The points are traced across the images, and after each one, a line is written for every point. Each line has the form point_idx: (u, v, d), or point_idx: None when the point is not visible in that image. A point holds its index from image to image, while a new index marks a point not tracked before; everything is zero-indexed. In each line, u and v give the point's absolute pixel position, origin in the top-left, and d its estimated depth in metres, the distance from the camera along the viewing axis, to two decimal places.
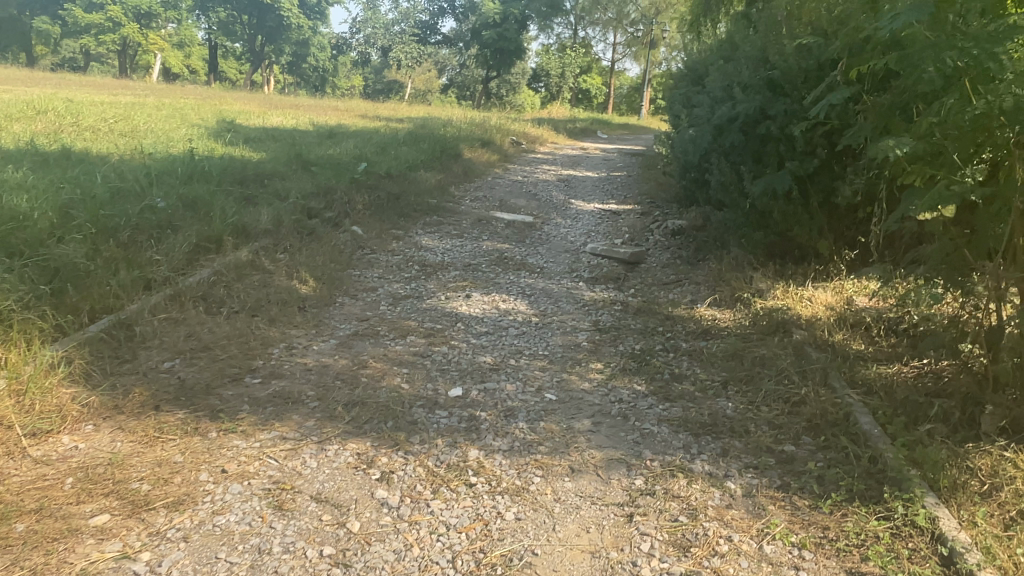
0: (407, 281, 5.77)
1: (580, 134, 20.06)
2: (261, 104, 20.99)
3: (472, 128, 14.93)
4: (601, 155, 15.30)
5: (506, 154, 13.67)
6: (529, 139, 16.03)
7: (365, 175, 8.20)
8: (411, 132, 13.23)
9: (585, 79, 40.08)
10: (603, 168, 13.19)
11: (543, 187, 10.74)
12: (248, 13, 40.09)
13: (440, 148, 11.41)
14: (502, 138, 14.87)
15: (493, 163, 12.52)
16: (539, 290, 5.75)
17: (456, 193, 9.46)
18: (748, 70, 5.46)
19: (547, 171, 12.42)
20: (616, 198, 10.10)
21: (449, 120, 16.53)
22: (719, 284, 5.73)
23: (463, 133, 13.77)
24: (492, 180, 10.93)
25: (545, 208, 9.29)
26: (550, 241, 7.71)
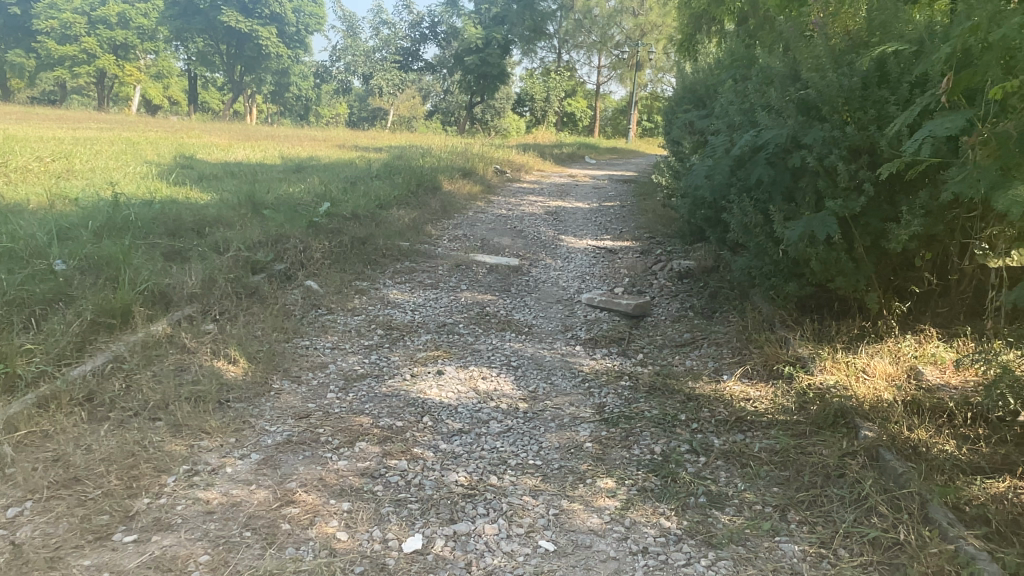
0: (366, 352, 4.72)
1: (568, 160, 19.14)
2: (232, 136, 20.04)
3: (452, 158, 13.96)
4: (591, 183, 14.36)
5: (489, 184, 12.69)
6: (514, 168, 15.06)
7: (326, 217, 7.19)
8: (386, 164, 12.26)
9: (570, 103, 39.45)
10: (595, 198, 12.23)
11: (530, 221, 9.74)
12: (225, 42, 39.33)
13: (416, 181, 10.41)
14: (485, 167, 13.91)
15: (475, 195, 11.54)
16: (528, 359, 4.72)
17: (433, 232, 8.45)
18: (775, 91, 4.54)
19: (534, 202, 11.44)
20: (610, 233, 9.12)
21: (429, 149, 15.58)
22: (747, 348, 4.74)
23: (442, 163, 12.80)
24: (474, 215, 9.93)
25: (532, 247, 8.29)
26: (539, 289, 6.69)
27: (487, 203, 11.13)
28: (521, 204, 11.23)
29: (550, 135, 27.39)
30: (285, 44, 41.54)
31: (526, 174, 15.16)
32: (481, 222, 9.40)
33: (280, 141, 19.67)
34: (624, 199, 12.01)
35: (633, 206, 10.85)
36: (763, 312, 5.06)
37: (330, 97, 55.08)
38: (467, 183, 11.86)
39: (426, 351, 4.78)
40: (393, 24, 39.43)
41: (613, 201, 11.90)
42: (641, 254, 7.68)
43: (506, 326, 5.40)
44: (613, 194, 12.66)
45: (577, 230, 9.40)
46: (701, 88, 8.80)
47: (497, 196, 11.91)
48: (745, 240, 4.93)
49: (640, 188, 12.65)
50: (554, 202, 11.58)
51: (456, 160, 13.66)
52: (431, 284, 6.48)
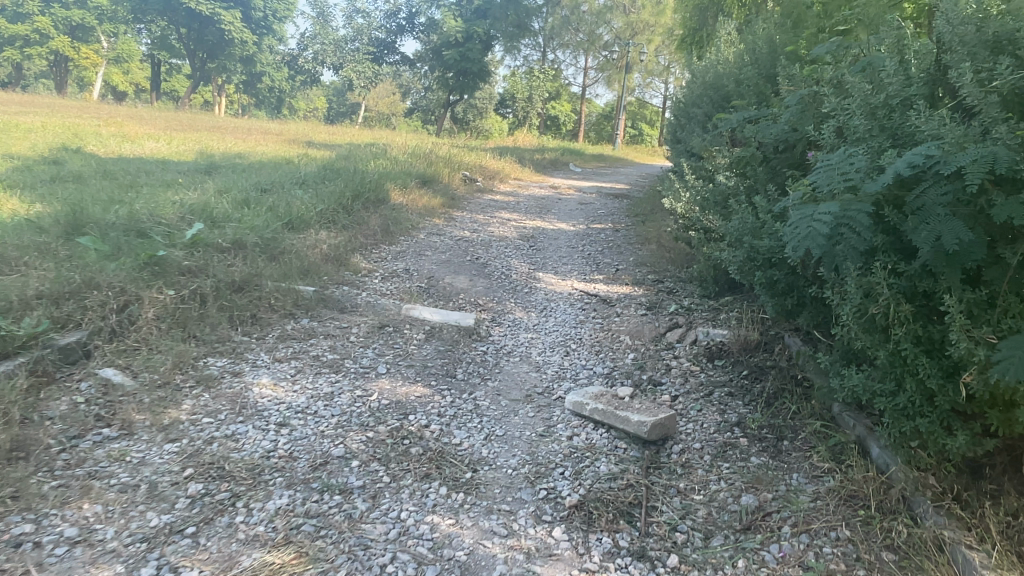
0: (142, 551, 2.40)
1: (550, 168, 16.89)
2: (169, 126, 17.60)
3: (410, 160, 11.62)
4: (577, 196, 12.11)
5: (454, 196, 10.39)
6: (486, 176, 12.76)
7: (186, 250, 4.84)
8: (325, 167, 9.92)
9: (553, 105, 37.30)
10: (582, 217, 9.96)
11: (497, 251, 7.43)
12: (186, 25, 36.58)
13: (353, 188, 8.06)
14: (450, 175, 11.60)
15: (432, 210, 9.23)
16: (457, 567, 2.45)
17: (361, 266, 6.12)
18: (968, 72, 2.30)
19: (505, 222, 9.15)
20: (603, 270, 6.85)
21: (387, 149, 13.27)
22: (879, 560, 2.54)
23: (395, 168, 10.45)
24: (425, 239, 7.60)
25: (496, 292, 5.99)
26: (500, 371, 4.40)
27: (446, 222, 8.82)
28: (489, 224, 8.93)
29: (532, 138, 25.20)
30: (252, 31, 38.88)
31: (500, 183, 12.86)
32: (432, 249, 7.09)
33: (222, 135, 17.19)
34: (618, 220, 9.76)
35: (629, 234, 8.59)
36: (891, 473, 2.83)
37: (303, 89, 52.32)
38: (423, 195, 9.53)
39: (261, 548, 2.46)
40: (368, 14, 36.95)
41: (603, 222, 9.63)
42: (648, 309, 5.43)
43: (430, 465, 3.12)
44: (603, 213, 10.40)
45: (559, 265, 7.12)
46: (732, 86, 6.55)
47: (460, 211, 9.61)
48: (864, 343, 2.72)
49: (637, 209, 10.39)
50: (531, 223, 9.29)
51: (415, 164, 11.33)
52: (329, 362, 4.15)
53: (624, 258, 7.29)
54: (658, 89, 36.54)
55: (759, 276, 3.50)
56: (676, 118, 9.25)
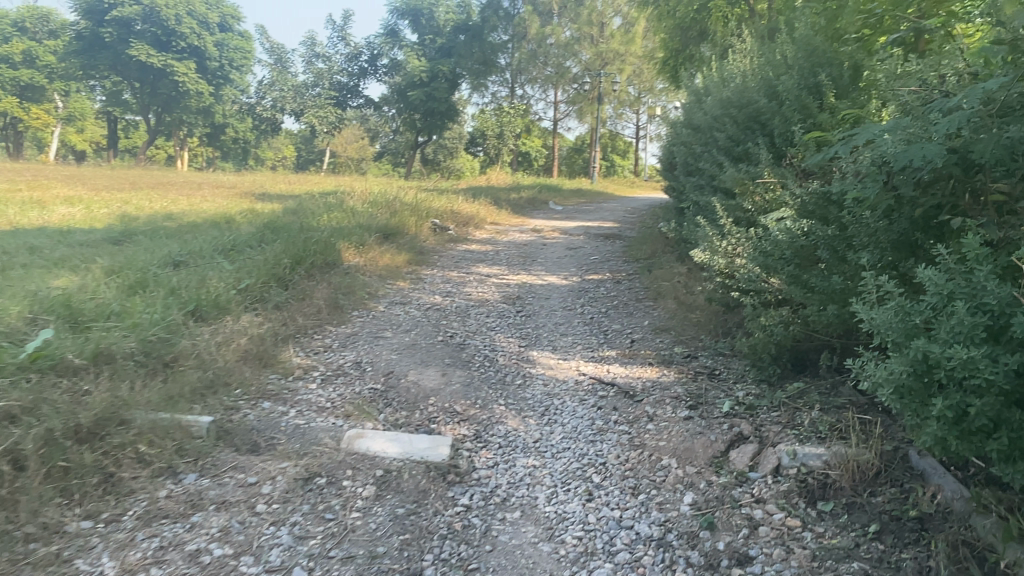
0: None
1: (528, 208, 15.47)
2: (108, 187, 16.04)
3: (370, 210, 10.08)
4: (564, 239, 10.66)
5: (422, 251, 8.84)
6: (459, 222, 11.29)
7: (10, 380, 3.25)
8: (267, 225, 8.39)
9: (524, 141, 36.31)
10: (574, 267, 8.43)
11: (475, 322, 5.84)
12: (139, 80, 35.21)
13: (292, 251, 6.46)
14: (417, 225, 10.07)
15: (395, 269, 7.67)
16: None
17: (293, 365, 4.50)
18: None
19: (484, 279, 7.60)
20: (614, 343, 5.30)
21: (347, 198, 11.78)
22: None
23: (350, 221, 8.90)
24: (384, 312, 6.01)
25: (478, 387, 4.38)
26: (492, 547, 2.80)
27: (412, 283, 7.25)
28: (465, 283, 7.37)
29: (505, 177, 23.93)
30: (209, 82, 37.63)
31: (476, 230, 11.35)
32: (393, 327, 5.50)
33: (164, 192, 15.62)
34: (616, 268, 8.26)
35: (636, 288, 7.07)
36: None
37: (267, 139, 50.97)
38: (384, 253, 7.98)
39: None
40: (328, 58, 35.91)
41: (599, 271, 8.15)
42: (693, 410, 3.88)
43: None
44: (597, 259, 8.90)
45: (557, 337, 5.55)
46: (761, 100, 5.16)
47: (429, 269, 8.04)
48: None
49: (637, 252, 8.89)
50: (516, 278, 7.76)
51: (376, 214, 9.79)
52: (211, 567, 2.53)
53: (637, 322, 5.75)
54: (631, 119, 35.74)
55: (939, 404, 2.02)
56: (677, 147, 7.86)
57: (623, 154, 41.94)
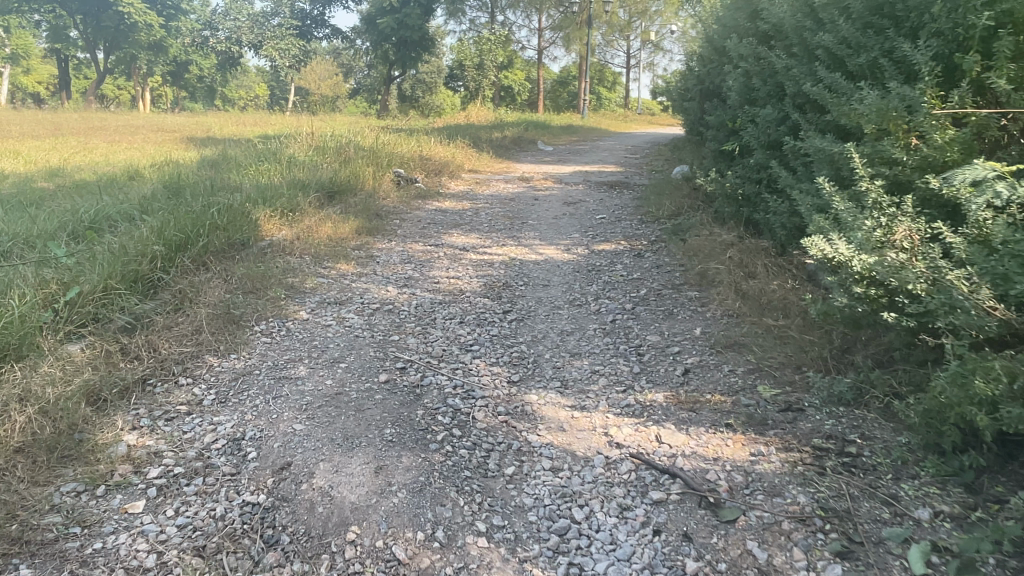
0: None
1: (513, 150, 13.30)
2: (20, 134, 13.60)
3: (314, 160, 7.95)
4: (559, 190, 8.65)
5: (376, 215, 6.79)
6: (429, 171, 9.20)
7: None
8: (168, 185, 6.30)
9: (506, 74, 33.59)
10: (577, 230, 6.46)
11: (440, 337, 3.88)
12: (80, 12, 31.68)
13: (174, 230, 4.42)
14: (375, 178, 7.97)
15: (337, 244, 5.67)
16: None
17: (109, 460, 2.56)
18: None
19: (458, 256, 5.61)
20: (657, 374, 3.37)
21: (291, 144, 9.59)
22: None
23: (281, 178, 6.80)
24: (306, 320, 4.03)
25: (440, 491, 2.46)
26: None
27: (357, 264, 5.25)
28: (432, 263, 5.38)
29: (485, 113, 21.49)
30: (159, 13, 34.12)
31: (451, 180, 9.27)
32: (312, 352, 3.53)
33: (87, 139, 13.34)
34: (633, 232, 6.30)
35: (667, 266, 5.11)
36: None
37: (230, 76, 47.50)
38: (322, 222, 5.94)
39: None
40: None
41: (611, 236, 6.19)
42: (848, 566, 2.02)
43: None
44: (606, 219, 6.89)
45: (566, 362, 3.61)
46: None
47: (384, 239, 6.02)
48: None
49: (657, 209, 6.89)
50: (501, 252, 5.77)
51: (320, 166, 7.66)
52: None
53: (685, 333, 3.82)
54: (621, 47, 32.99)
55: None
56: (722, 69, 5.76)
57: (610, 86, 39.26)
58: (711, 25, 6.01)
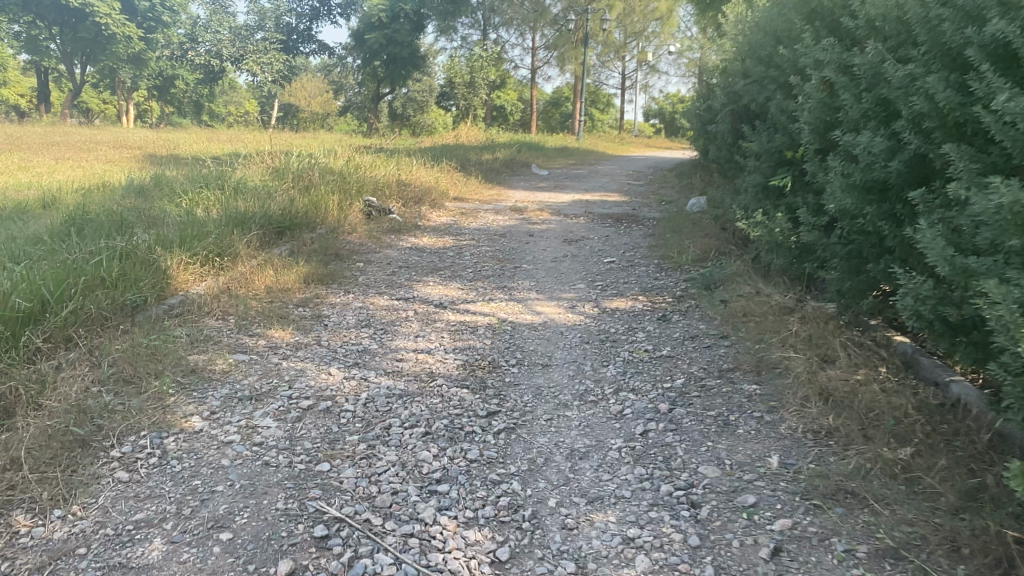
0: None
1: (505, 174, 12.10)
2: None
3: (267, 187, 6.68)
4: (557, 223, 7.43)
5: (335, 258, 5.52)
6: (407, 199, 7.97)
7: None
8: (71, 217, 5.03)
9: (498, 94, 32.68)
10: (582, 279, 5.23)
11: (391, 465, 2.60)
12: None
13: (19, 295, 3.13)
14: (340, 208, 6.71)
15: (276, 300, 4.40)
16: None
17: None
18: None
19: (432, 315, 4.35)
20: (729, 554, 2.12)
21: (249, 165, 8.34)
22: None
23: (218, 210, 5.52)
24: (197, 434, 2.75)
25: None
26: None
27: (296, 330, 3.97)
28: (396, 327, 4.11)
29: (475, 133, 20.36)
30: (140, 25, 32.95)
31: (432, 210, 8.04)
32: (184, 508, 2.25)
33: (33, 154, 12.05)
34: (651, 283, 5.07)
35: (707, 338, 3.87)
36: None
37: (215, 91, 46.35)
38: (258, 270, 4.66)
39: None
40: None
41: (625, 289, 4.95)
42: None
43: None
44: (616, 264, 5.66)
45: (583, 515, 2.34)
46: None
47: (339, 290, 4.75)
48: None
49: (678, 254, 5.67)
50: (487, 309, 4.51)
51: (273, 194, 6.40)
52: None
53: (757, 465, 2.57)
54: (616, 67, 32.11)
55: None
56: (772, 84, 4.59)
57: (603, 107, 38.39)
58: (753, 30, 4.84)
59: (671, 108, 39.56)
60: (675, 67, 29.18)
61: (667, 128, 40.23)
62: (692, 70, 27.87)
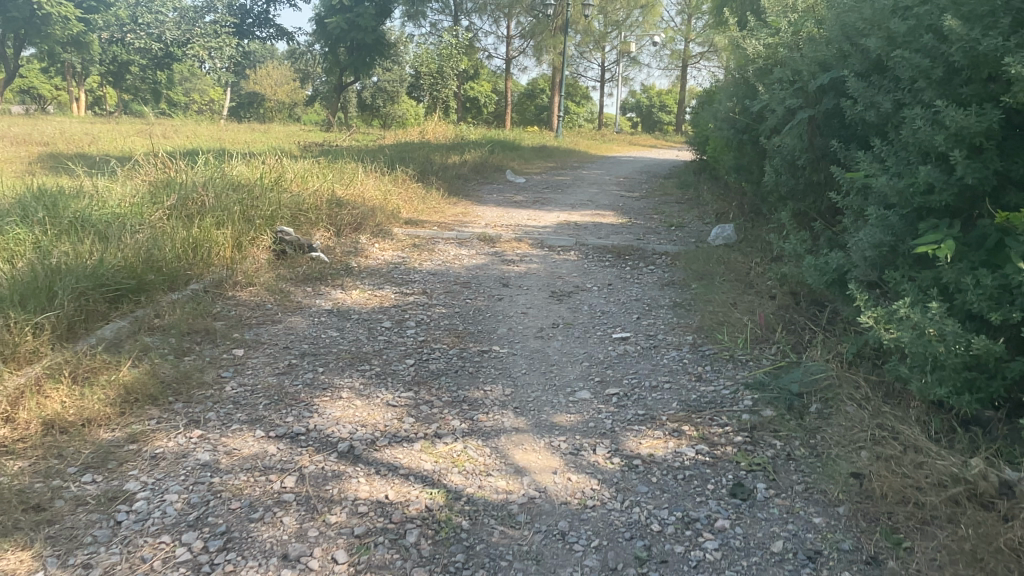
0: None
1: (473, 182, 10.15)
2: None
3: (128, 218, 4.68)
4: (540, 263, 5.56)
5: (202, 344, 3.56)
6: (342, 224, 6.03)
7: None
8: None
9: (469, 86, 30.70)
10: (584, 381, 3.35)
11: None
12: None
13: None
14: (235, 246, 4.75)
15: (48, 459, 2.47)
16: None
17: None
18: None
19: (328, 485, 2.41)
20: None
21: (134, 177, 6.32)
22: None
23: (17, 266, 3.55)
24: None
25: None
26: None
27: (44, 553, 2.03)
28: (252, 529, 2.18)
29: (442, 128, 18.35)
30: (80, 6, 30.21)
31: (374, 239, 6.10)
32: None
33: None
34: (695, 393, 3.22)
35: (841, 567, 2.02)
36: None
37: (169, 78, 43.53)
38: (30, 394, 2.72)
39: None
40: None
41: (657, 407, 3.09)
42: None
43: None
44: (633, 347, 3.80)
45: None
46: None
47: (179, 421, 2.80)
48: None
49: (725, 334, 3.82)
50: (430, 462, 2.60)
51: (130, 230, 4.41)
52: None
53: None
54: (595, 59, 30.31)
55: None
56: (913, 82, 2.72)
57: (580, 100, 36.62)
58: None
59: (651, 102, 37.85)
60: (657, 59, 27.46)
61: (645, 121, 38.54)
62: (676, 62, 26.17)
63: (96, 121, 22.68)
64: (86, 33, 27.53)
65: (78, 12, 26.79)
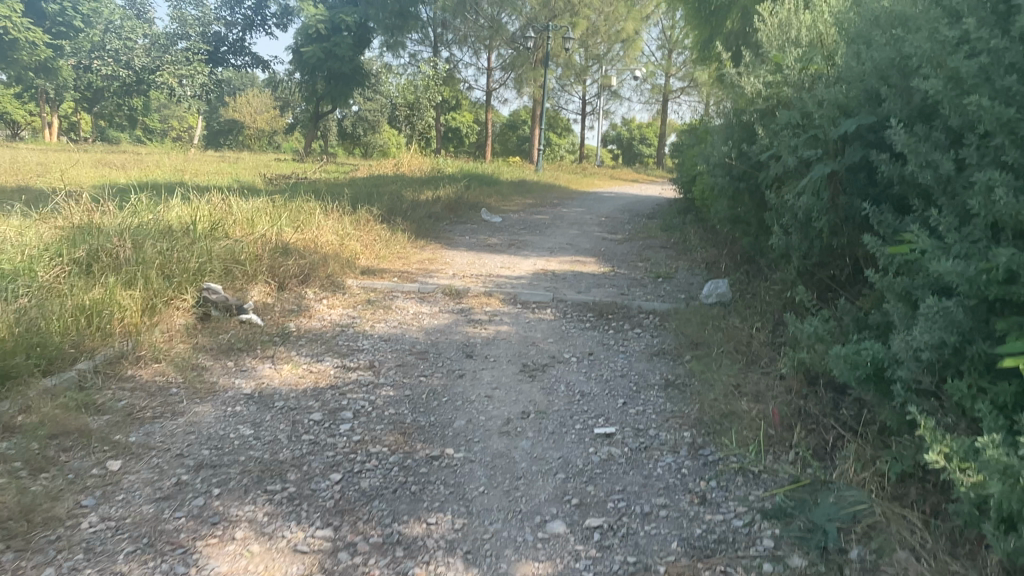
0: None
1: (445, 222, 9.46)
2: None
3: (13, 279, 3.89)
4: (511, 325, 4.84)
5: (70, 452, 2.79)
6: (286, 276, 5.28)
7: None
8: None
9: (449, 117, 30.27)
10: (557, 505, 2.62)
11: None
12: None
13: None
14: (145, 311, 3.99)
15: None
16: None
17: None
18: None
19: None
20: None
21: (51, 220, 5.54)
22: None
23: None
24: None
25: None
26: None
27: None
28: None
29: (418, 160, 17.73)
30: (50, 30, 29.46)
31: (324, 293, 5.35)
32: None
33: None
34: (698, 525, 2.50)
35: None
36: None
37: (144, 105, 42.73)
38: None
39: None
40: None
41: (649, 549, 2.36)
42: None
43: None
44: (618, 449, 3.07)
45: None
46: None
47: None
48: None
49: (729, 433, 3.12)
50: None
51: (10, 294, 3.64)
52: None
53: None
54: (576, 91, 30.08)
55: None
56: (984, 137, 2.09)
57: (561, 133, 36.39)
58: (918, 26, 2.34)
59: (632, 135, 37.75)
60: (639, 93, 27.23)
61: (626, 154, 38.39)
62: (658, 96, 25.96)
63: (63, 148, 21.92)
64: (54, 58, 26.77)
65: (47, 37, 26.04)
